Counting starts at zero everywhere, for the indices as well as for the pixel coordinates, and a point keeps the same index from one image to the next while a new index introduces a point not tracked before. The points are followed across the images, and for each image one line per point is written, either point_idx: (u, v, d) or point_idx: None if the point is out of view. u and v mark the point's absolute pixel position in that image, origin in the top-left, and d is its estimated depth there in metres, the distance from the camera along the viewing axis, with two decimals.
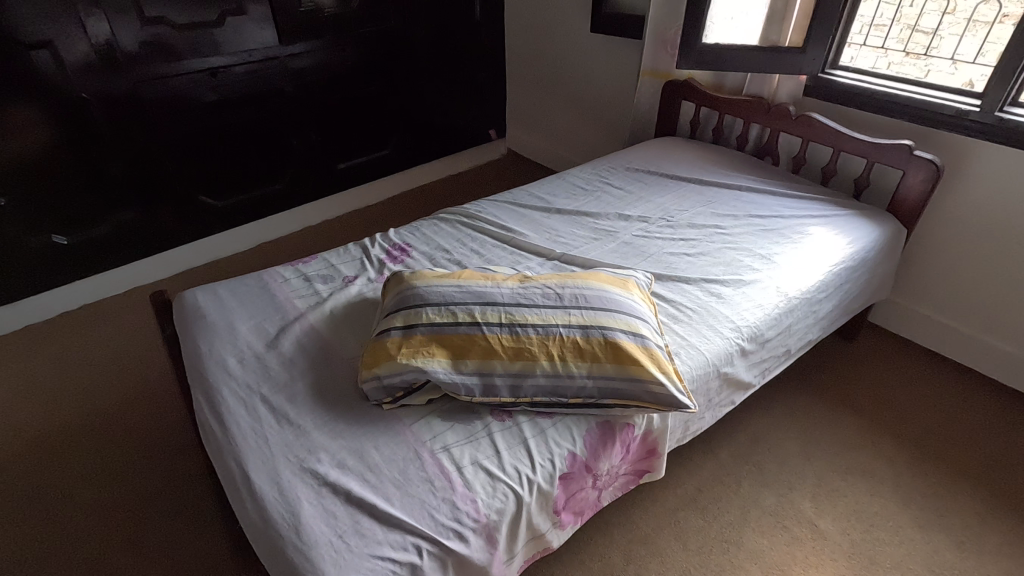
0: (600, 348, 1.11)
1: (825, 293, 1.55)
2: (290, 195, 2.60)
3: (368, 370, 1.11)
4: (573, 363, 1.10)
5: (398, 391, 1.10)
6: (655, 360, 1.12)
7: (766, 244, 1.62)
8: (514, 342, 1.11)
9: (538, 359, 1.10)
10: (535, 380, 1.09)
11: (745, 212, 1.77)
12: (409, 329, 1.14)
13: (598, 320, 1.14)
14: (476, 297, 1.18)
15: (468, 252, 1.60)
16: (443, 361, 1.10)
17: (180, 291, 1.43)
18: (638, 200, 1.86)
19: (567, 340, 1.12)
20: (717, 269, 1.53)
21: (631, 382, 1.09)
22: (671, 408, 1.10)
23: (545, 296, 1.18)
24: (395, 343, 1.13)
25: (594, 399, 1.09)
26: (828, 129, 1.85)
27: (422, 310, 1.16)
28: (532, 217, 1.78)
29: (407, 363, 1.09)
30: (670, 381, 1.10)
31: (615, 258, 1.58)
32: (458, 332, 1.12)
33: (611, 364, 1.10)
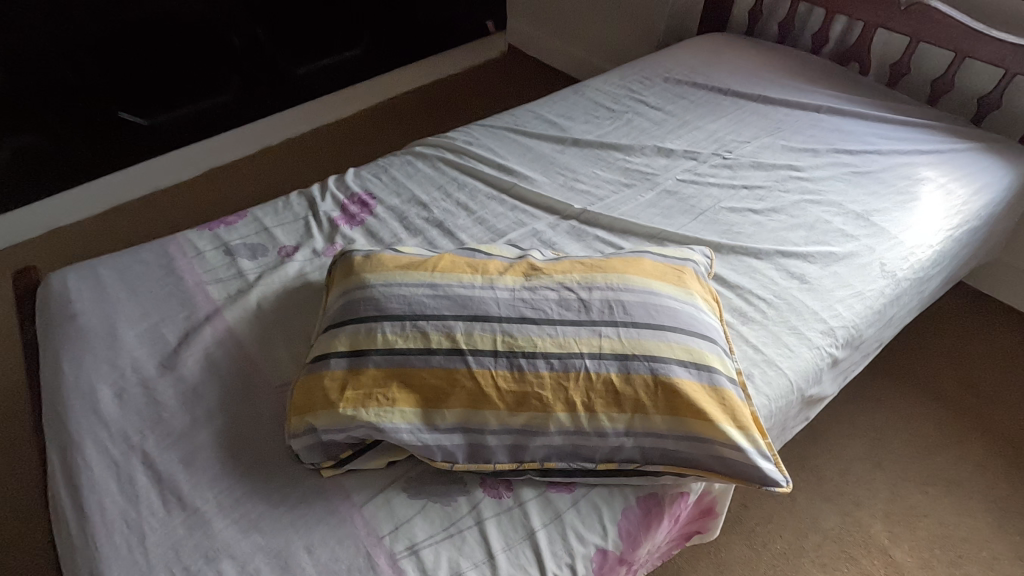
0: (646, 392, 0.73)
1: (941, 266, 1.14)
2: (239, 108, 2.09)
3: (298, 420, 0.75)
4: (606, 416, 0.73)
5: (345, 451, 0.75)
6: (729, 410, 0.74)
7: (861, 194, 1.18)
8: (514, 382, 0.73)
9: (552, 410, 0.72)
10: (547, 440, 0.73)
11: (827, 146, 1.31)
12: (356, 359, 0.76)
13: (644, 347, 0.75)
14: (457, 307, 0.78)
15: (454, 208, 1.17)
16: (408, 411, 0.73)
17: (51, 271, 1.02)
18: (682, 126, 1.39)
19: (596, 379, 0.73)
20: (795, 234, 1.10)
21: (692, 445, 0.73)
22: (751, 483, 0.74)
23: (563, 307, 0.78)
24: (337, 379, 0.75)
25: (633, 465, 0.74)
26: (954, 23, 1.34)
27: (377, 325, 0.77)
28: (540, 151, 1.33)
29: (353, 415, 0.73)
30: (751, 443, 0.74)
31: (655, 217, 1.15)
32: (429, 365, 0.74)
33: (664, 418, 0.73)
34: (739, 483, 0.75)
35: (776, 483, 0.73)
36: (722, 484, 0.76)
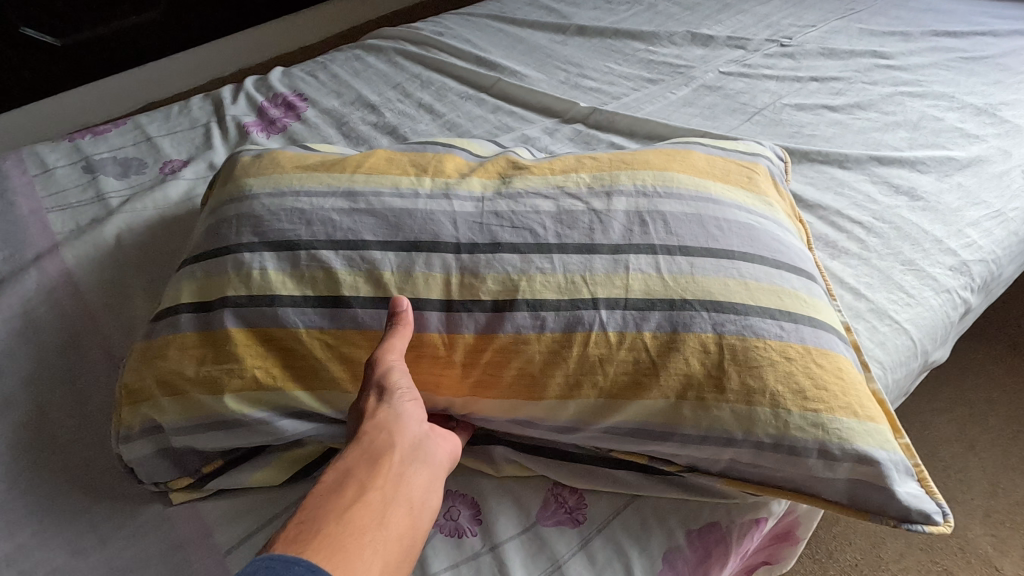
0: (704, 365, 0.43)
1: None
2: None
3: (128, 417, 0.46)
4: (636, 403, 0.44)
5: (211, 465, 0.48)
6: (847, 396, 0.44)
7: (977, 84, 0.86)
8: (484, 349, 0.44)
9: (545, 394, 0.44)
10: (540, 425, 0.46)
11: (921, 28, 0.97)
12: (216, 314, 0.46)
13: (700, 288, 0.45)
14: (389, 224, 0.47)
15: (413, 110, 0.85)
16: (308, 400, 0.46)
17: None
18: (722, 10, 1.05)
19: (620, 347, 0.43)
20: (894, 136, 0.78)
21: (784, 456, 0.43)
22: (878, 516, 0.44)
23: (565, 225, 0.47)
24: (183, 348, 0.46)
25: (675, 468, 0.47)
26: None
27: (249, 260, 0.47)
28: (534, 41, 0.99)
29: (218, 407, 0.45)
30: (887, 451, 0.43)
31: (692, 118, 0.83)
32: (340, 329, 0.45)
33: (737, 411, 0.43)
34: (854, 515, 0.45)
35: (921, 517, 0.43)
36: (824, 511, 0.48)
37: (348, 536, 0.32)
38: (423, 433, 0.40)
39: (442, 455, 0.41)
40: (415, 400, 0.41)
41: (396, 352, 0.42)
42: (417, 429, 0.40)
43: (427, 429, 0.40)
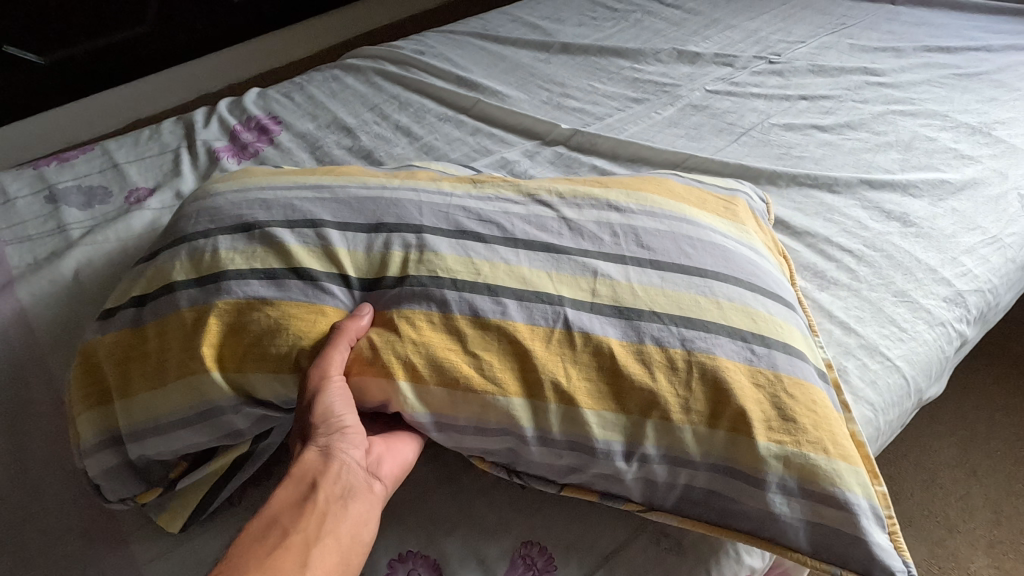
0: (665, 381, 0.41)
1: None
2: (161, 41, 1.69)
3: (81, 418, 0.46)
4: (595, 412, 0.41)
5: (176, 469, 0.48)
6: (816, 421, 0.42)
7: (970, 101, 0.83)
8: (439, 348, 0.42)
9: (505, 394, 0.41)
10: (490, 442, 0.43)
11: (914, 43, 0.95)
12: (166, 297, 0.46)
13: (666, 305, 0.44)
14: (359, 213, 0.48)
15: (390, 133, 0.82)
16: (241, 381, 0.44)
17: None
18: (710, 26, 1.03)
19: (581, 348, 0.42)
20: (885, 157, 0.75)
21: (743, 485, 0.41)
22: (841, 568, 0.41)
23: (533, 226, 0.48)
24: (130, 342, 0.46)
25: (628, 505, 0.44)
26: None
27: (200, 247, 0.47)
28: (516, 59, 0.96)
29: (162, 398, 0.44)
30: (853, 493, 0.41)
31: (676, 139, 0.81)
32: (273, 297, 0.44)
33: (696, 431, 0.41)
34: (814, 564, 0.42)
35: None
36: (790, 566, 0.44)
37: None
38: (354, 468, 0.40)
39: (378, 488, 0.40)
40: (350, 433, 0.40)
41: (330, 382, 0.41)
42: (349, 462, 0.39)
43: (363, 461, 0.40)
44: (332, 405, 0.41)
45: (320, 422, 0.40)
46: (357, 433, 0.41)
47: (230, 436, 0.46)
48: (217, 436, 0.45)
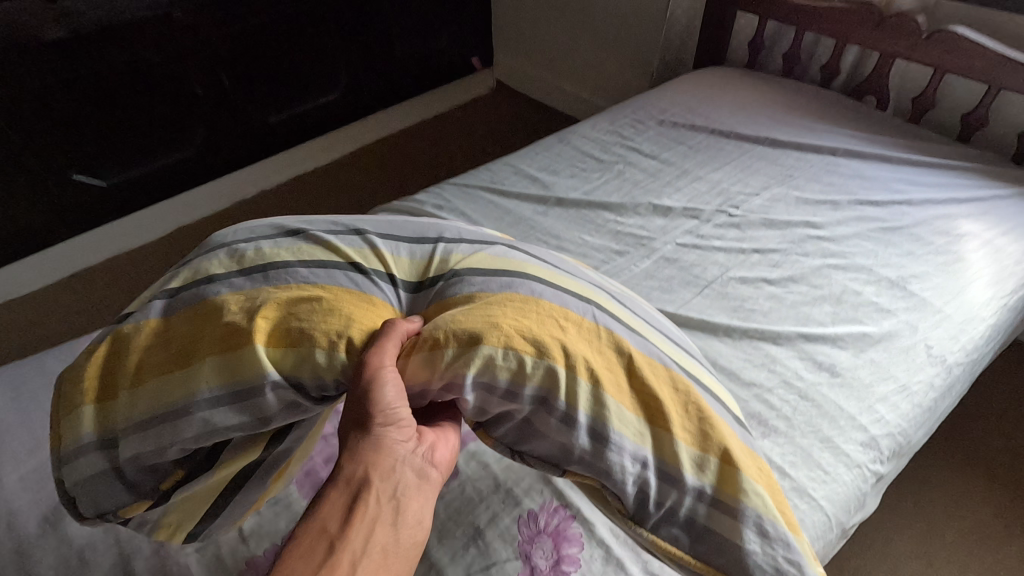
0: (671, 394, 0.55)
1: (993, 342, 0.95)
2: (206, 160, 1.93)
3: (86, 420, 0.52)
4: (616, 397, 0.52)
5: (167, 481, 0.53)
6: (771, 481, 0.55)
7: (892, 256, 1.01)
8: (502, 315, 0.53)
9: (547, 355, 0.51)
10: (514, 407, 0.51)
11: (849, 196, 1.15)
12: (208, 285, 0.56)
13: (666, 351, 0.60)
14: (404, 232, 0.65)
15: None
16: (277, 360, 0.50)
17: None
18: (680, 177, 1.23)
19: (606, 341, 0.56)
20: (820, 310, 0.93)
21: (726, 517, 0.51)
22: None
23: (554, 262, 0.65)
24: (155, 341, 0.54)
25: (619, 506, 0.52)
26: (985, 52, 1.17)
27: (248, 248, 0.59)
28: (519, 213, 1.16)
29: (189, 382, 0.50)
30: (806, 556, 0.53)
31: (652, 292, 0.99)
32: (325, 283, 0.56)
33: (691, 454, 0.52)
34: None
35: None
36: None
37: None
38: (400, 459, 0.48)
39: (424, 483, 0.49)
40: (401, 427, 0.49)
41: (389, 381, 0.49)
42: (399, 461, 0.48)
43: (412, 458, 0.49)
44: (387, 394, 0.48)
45: (377, 409, 0.48)
46: (407, 429, 0.50)
47: (260, 420, 0.51)
48: (243, 421, 0.50)
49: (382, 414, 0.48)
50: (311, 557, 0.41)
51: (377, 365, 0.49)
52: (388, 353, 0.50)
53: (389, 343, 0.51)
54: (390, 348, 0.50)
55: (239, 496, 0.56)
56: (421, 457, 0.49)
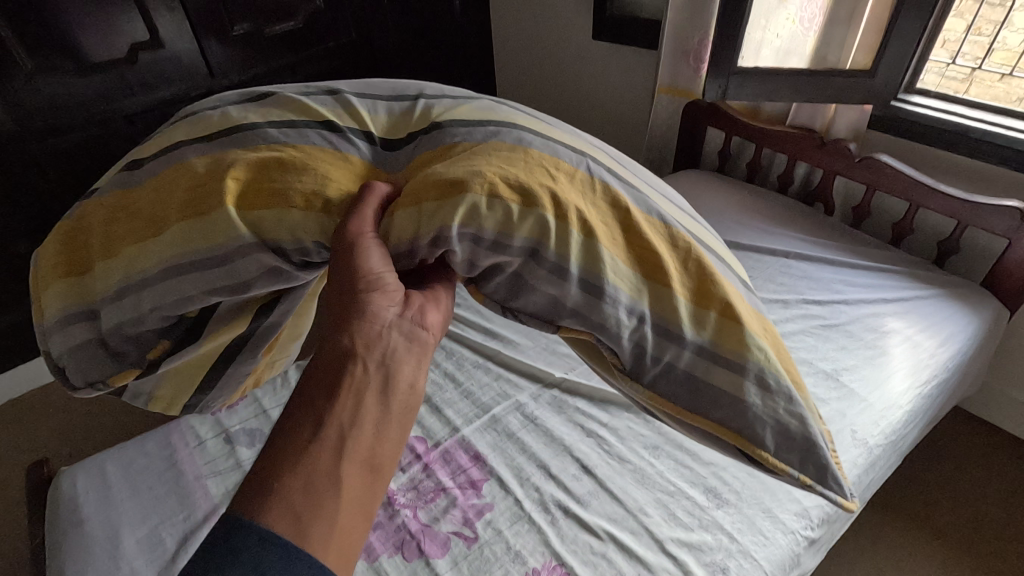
0: (666, 249, 0.58)
1: (912, 424, 1.16)
2: None
3: (77, 289, 0.67)
4: (609, 249, 0.56)
5: (155, 350, 0.67)
6: (770, 336, 0.60)
7: (829, 351, 1.24)
8: (490, 166, 0.55)
9: (537, 206, 0.54)
10: (506, 256, 0.55)
11: (797, 296, 1.38)
12: (180, 152, 0.63)
13: (662, 204, 0.63)
14: (382, 94, 0.68)
15: (442, 380, 1.24)
16: (250, 221, 0.58)
17: (63, 466, 1.08)
18: None
19: (599, 193, 0.59)
20: None
21: (720, 370, 0.57)
22: (795, 472, 0.58)
23: (544, 118, 0.67)
24: (121, 212, 0.64)
25: (615, 359, 0.59)
26: (906, 177, 1.42)
27: (218, 113, 0.65)
28: None
29: (158, 248, 0.60)
30: (809, 411, 0.59)
31: None
32: (298, 143, 0.60)
33: (691, 311, 0.57)
34: (771, 467, 0.58)
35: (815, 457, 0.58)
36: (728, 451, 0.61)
37: (318, 457, 0.45)
38: (386, 324, 0.52)
39: (412, 344, 0.53)
40: (387, 292, 0.53)
41: (371, 251, 0.54)
42: (386, 327, 0.51)
43: (399, 323, 0.52)
44: (369, 259, 0.53)
45: (361, 269, 0.53)
46: (393, 294, 0.54)
47: (238, 285, 0.60)
48: (220, 283, 0.60)
49: (363, 282, 0.52)
50: (303, 430, 0.46)
51: (356, 232, 0.54)
52: (365, 223, 0.55)
53: (366, 213, 0.56)
54: (366, 217, 0.55)
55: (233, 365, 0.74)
56: (409, 318, 0.53)
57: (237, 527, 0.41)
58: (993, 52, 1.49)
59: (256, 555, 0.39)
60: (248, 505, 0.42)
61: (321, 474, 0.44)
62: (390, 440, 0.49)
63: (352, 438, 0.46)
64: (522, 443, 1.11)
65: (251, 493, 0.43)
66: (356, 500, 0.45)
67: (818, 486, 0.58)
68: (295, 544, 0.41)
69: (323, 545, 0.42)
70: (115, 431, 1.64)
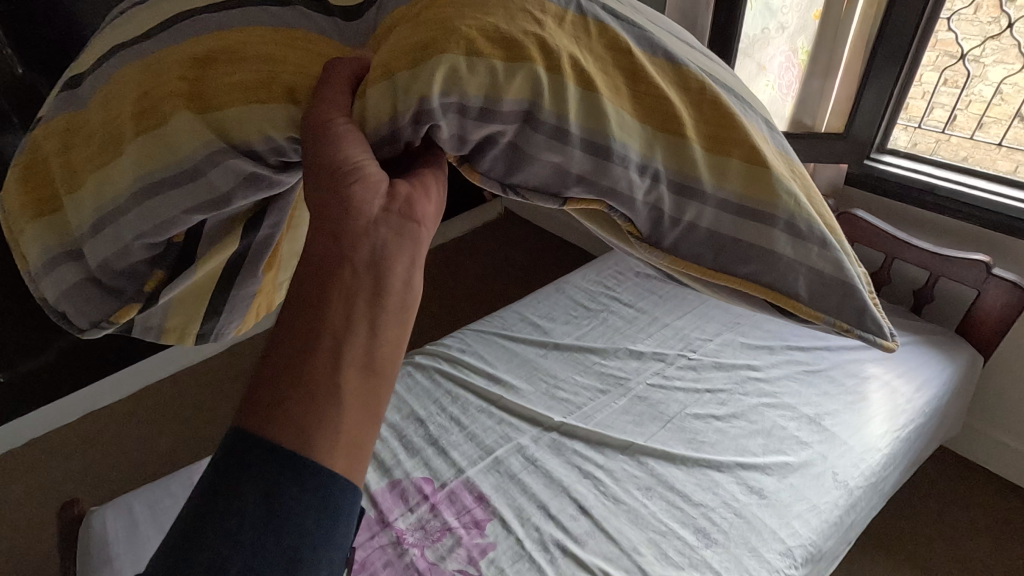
0: (677, 99, 0.51)
1: (893, 465, 1.23)
2: None
3: (44, 232, 0.53)
4: (613, 103, 0.49)
5: (151, 281, 0.54)
6: (800, 182, 0.56)
7: (812, 395, 1.32)
8: (463, 16, 0.45)
9: (526, 60, 0.46)
10: (501, 124, 0.47)
11: (782, 342, 1.47)
12: (128, 51, 0.51)
13: (669, 42, 0.54)
14: None
15: (448, 423, 1.31)
16: (213, 122, 0.47)
17: (93, 507, 1.15)
18: (652, 323, 1.57)
19: (594, 36, 0.50)
20: (754, 442, 1.23)
21: (747, 224, 0.53)
22: (830, 317, 0.56)
23: None
24: (75, 136, 0.52)
25: (630, 227, 0.55)
26: (881, 232, 1.52)
27: (157, 4, 0.53)
28: (526, 355, 1.49)
29: (126, 166, 0.48)
30: (843, 253, 0.56)
31: (628, 425, 1.29)
32: (243, 26, 0.50)
33: (711, 162, 0.52)
34: (803, 316, 0.57)
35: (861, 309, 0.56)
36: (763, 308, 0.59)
37: (311, 369, 0.39)
38: (372, 221, 0.43)
39: (405, 238, 0.44)
40: (369, 181, 0.44)
41: (345, 137, 0.44)
42: (372, 224, 0.43)
43: (387, 218, 0.43)
44: (344, 148, 0.43)
45: (336, 161, 0.43)
46: (376, 183, 0.44)
47: (218, 200, 0.49)
48: (199, 201, 0.49)
49: (338, 172, 0.43)
50: (295, 344, 0.40)
51: (322, 121, 0.45)
52: (331, 109, 0.45)
53: (331, 94, 0.46)
54: (331, 101, 0.46)
55: (235, 289, 0.59)
56: (396, 212, 0.44)
57: (236, 453, 0.38)
58: (970, 101, 1.53)
59: (262, 473, 0.37)
60: (246, 427, 0.38)
61: (317, 388, 0.39)
62: (393, 343, 0.42)
63: (348, 344, 0.40)
64: (524, 484, 1.18)
65: (247, 416, 0.39)
66: (361, 408, 0.40)
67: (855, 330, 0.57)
68: (300, 456, 0.38)
69: (332, 454, 0.38)
70: (134, 471, 1.72)
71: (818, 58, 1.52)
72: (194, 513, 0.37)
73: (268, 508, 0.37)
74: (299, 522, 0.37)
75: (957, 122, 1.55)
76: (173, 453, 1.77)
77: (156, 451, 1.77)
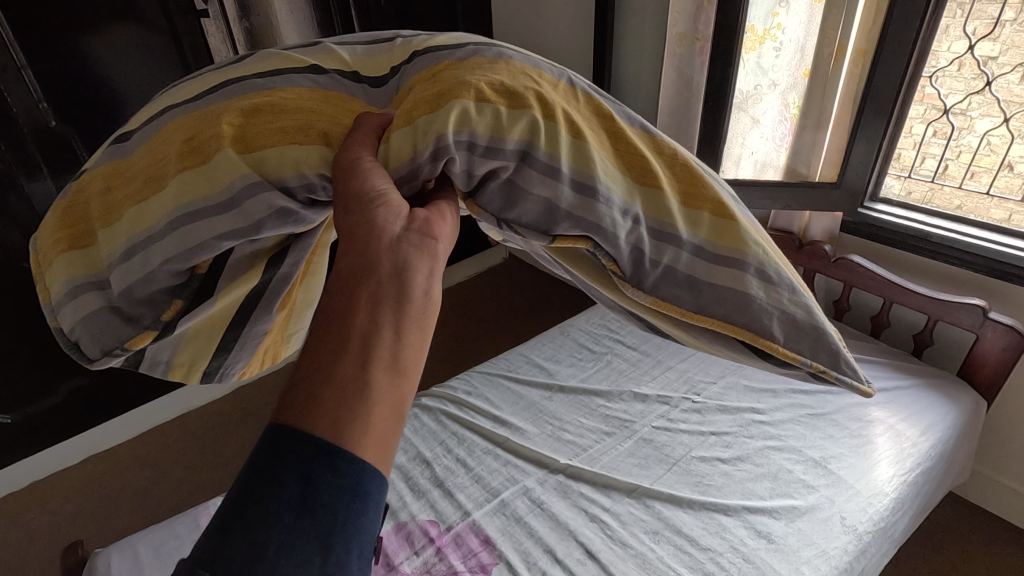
0: (653, 157, 0.59)
1: (901, 511, 1.22)
2: None
3: (78, 262, 0.56)
4: (598, 152, 0.56)
5: (169, 311, 0.55)
6: (764, 238, 0.62)
7: (817, 438, 1.33)
8: (475, 75, 0.54)
9: (526, 107, 0.53)
10: (504, 161, 0.53)
11: (785, 385, 1.48)
12: (184, 108, 0.57)
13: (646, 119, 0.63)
14: (361, 39, 0.64)
15: (454, 465, 1.32)
16: (253, 160, 0.52)
17: (97, 548, 1.15)
18: (655, 366, 1.59)
19: (581, 101, 0.59)
20: (761, 485, 1.23)
21: (720, 268, 0.58)
22: (807, 359, 0.61)
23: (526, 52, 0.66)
24: (119, 180, 0.56)
25: (612, 264, 0.57)
26: (878, 277, 1.56)
27: (209, 75, 0.60)
28: (531, 397, 1.50)
29: (165, 199, 0.52)
30: (811, 301, 0.62)
31: (634, 469, 1.29)
32: (285, 87, 0.56)
33: (688, 216, 0.58)
34: (781, 357, 0.60)
35: (827, 351, 0.61)
36: (745, 352, 0.62)
37: (338, 369, 0.41)
38: (394, 239, 0.47)
39: (425, 251, 0.48)
40: (392, 205, 0.48)
41: (372, 170, 0.49)
42: (395, 241, 0.46)
43: (408, 236, 0.47)
44: (371, 178, 0.49)
45: (364, 188, 0.48)
46: (398, 208, 0.49)
47: (248, 228, 0.51)
48: (231, 228, 0.51)
49: (364, 198, 0.48)
50: (325, 347, 0.42)
51: (351, 158, 0.50)
52: (359, 150, 0.51)
53: (359, 137, 0.52)
54: (360, 142, 0.52)
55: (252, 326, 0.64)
56: (416, 230, 0.48)
57: (272, 446, 0.39)
58: (959, 152, 1.58)
59: (297, 461, 0.38)
60: (281, 424, 0.40)
61: (348, 385, 0.41)
62: (417, 345, 0.45)
63: (374, 345, 0.43)
64: (530, 527, 1.17)
65: (283, 415, 0.41)
66: (388, 405, 0.42)
67: (832, 373, 0.62)
68: (334, 447, 0.39)
69: (361, 445, 0.40)
70: (136, 513, 1.70)
71: (809, 112, 1.60)
72: (228, 523, 0.37)
73: (304, 495, 0.38)
74: (331, 508, 0.38)
75: (947, 172, 1.60)
76: (176, 494, 1.76)
77: (159, 491, 1.77)
